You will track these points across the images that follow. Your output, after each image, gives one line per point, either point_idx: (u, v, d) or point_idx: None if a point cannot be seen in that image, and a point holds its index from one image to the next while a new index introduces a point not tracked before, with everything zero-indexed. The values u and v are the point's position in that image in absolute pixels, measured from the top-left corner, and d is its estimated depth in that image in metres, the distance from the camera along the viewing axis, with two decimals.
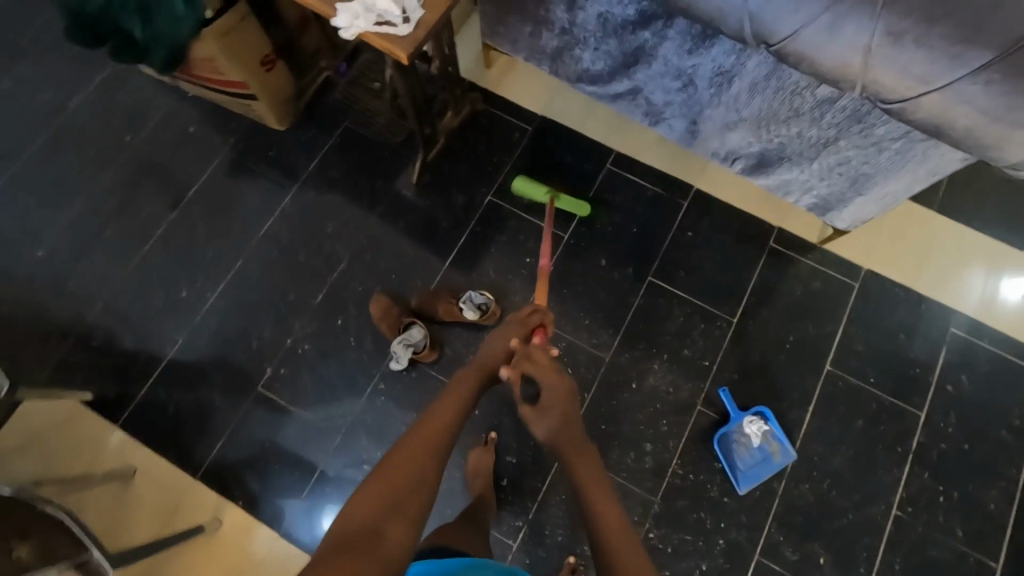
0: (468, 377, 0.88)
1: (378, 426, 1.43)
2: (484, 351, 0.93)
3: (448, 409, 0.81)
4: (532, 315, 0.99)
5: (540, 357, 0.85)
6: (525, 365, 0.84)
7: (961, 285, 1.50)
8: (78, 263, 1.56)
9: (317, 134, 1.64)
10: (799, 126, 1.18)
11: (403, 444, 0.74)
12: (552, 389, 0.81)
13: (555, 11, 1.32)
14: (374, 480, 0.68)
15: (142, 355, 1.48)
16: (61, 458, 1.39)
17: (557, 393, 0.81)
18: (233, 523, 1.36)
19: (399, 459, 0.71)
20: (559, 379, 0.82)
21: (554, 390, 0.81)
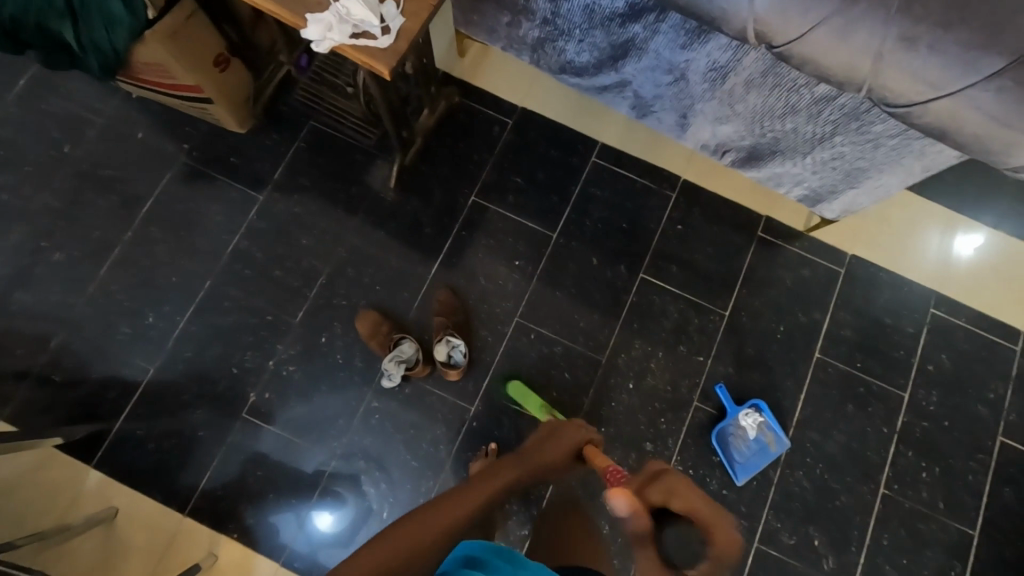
0: (512, 469, 0.93)
1: (375, 446, 1.38)
2: (536, 446, 0.98)
3: (475, 497, 0.87)
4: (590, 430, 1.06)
5: (692, 486, 0.83)
6: (687, 493, 0.81)
7: (918, 249, 1.55)
8: (25, 293, 1.42)
9: (282, 137, 1.52)
10: (795, 122, 1.15)
11: (418, 515, 0.82)
12: (711, 522, 0.78)
13: (537, 1, 1.23)
14: (375, 548, 0.76)
15: (110, 390, 1.38)
16: (34, 506, 1.30)
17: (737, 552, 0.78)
18: (231, 556, 1.31)
19: (403, 536, 0.78)
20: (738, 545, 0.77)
21: (720, 525, 0.78)
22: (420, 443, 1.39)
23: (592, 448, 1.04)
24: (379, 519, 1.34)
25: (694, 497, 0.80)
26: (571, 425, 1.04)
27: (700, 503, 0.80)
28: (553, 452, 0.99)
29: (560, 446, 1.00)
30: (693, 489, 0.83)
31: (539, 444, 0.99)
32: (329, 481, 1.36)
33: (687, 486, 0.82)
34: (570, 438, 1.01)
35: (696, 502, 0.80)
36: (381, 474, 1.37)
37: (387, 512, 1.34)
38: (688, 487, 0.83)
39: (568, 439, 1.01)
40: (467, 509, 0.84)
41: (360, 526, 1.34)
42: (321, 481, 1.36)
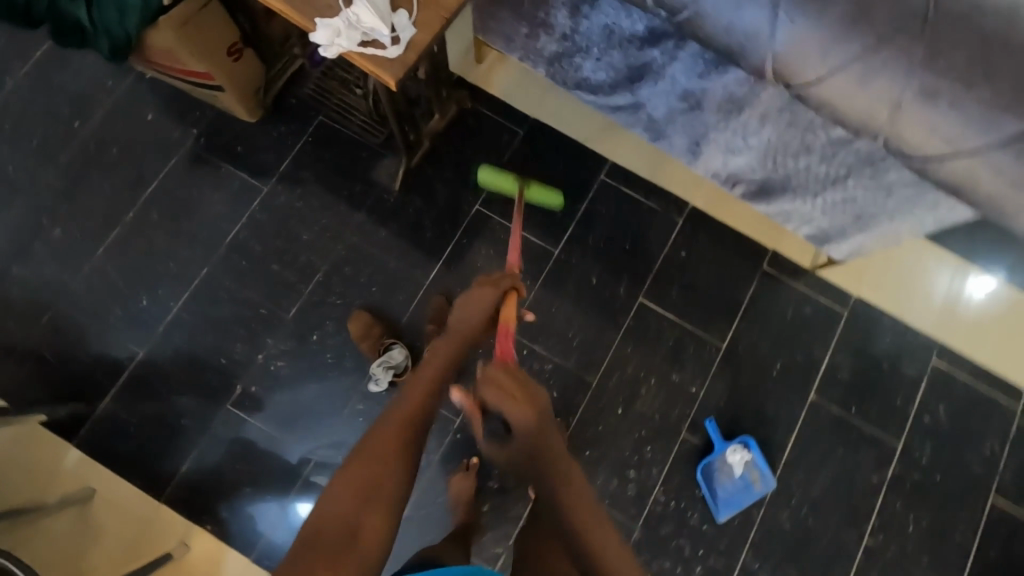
0: (450, 343, 0.94)
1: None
2: (461, 316, 0.97)
3: (422, 385, 0.85)
4: (505, 279, 0.99)
5: (522, 382, 0.78)
6: (512, 391, 0.77)
7: (926, 291, 1.51)
8: (21, 266, 1.42)
9: (289, 129, 1.51)
10: (808, 161, 1.13)
11: (380, 424, 0.79)
12: (519, 394, 0.78)
13: (556, 15, 1.21)
14: (343, 478, 0.73)
15: (97, 370, 1.38)
16: (11, 479, 1.30)
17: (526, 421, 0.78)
18: (203, 547, 1.30)
19: (367, 453, 0.75)
20: (529, 408, 0.77)
21: (534, 419, 0.78)
22: None
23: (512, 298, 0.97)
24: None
25: (514, 405, 0.77)
26: (484, 283, 0.98)
27: (525, 405, 0.77)
28: (474, 317, 0.96)
29: (477, 305, 0.96)
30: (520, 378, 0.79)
31: (459, 307, 0.97)
32: (311, 478, 1.35)
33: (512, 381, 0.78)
34: (486, 296, 0.97)
35: (522, 394, 0.78)
36: None
37: None
38: (515, 384, 0.78)
39: (485, 297, 0.96)
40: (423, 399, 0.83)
41: None
42: (300, 478, 1.35)
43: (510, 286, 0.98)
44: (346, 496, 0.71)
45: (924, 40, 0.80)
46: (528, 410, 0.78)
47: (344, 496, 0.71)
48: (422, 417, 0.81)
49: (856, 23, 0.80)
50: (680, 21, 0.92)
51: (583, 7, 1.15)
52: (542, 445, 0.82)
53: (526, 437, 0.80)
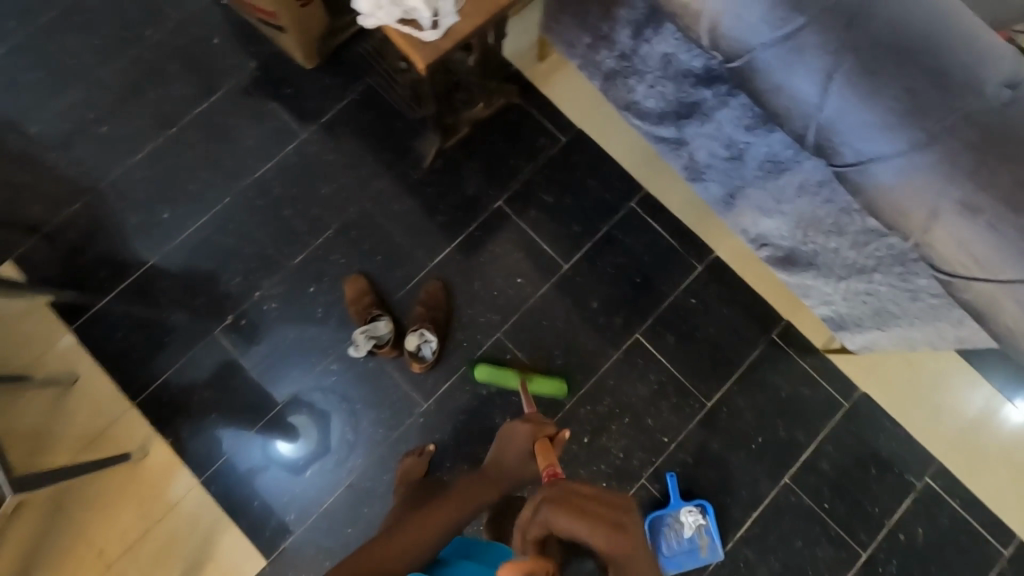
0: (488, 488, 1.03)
1: (328, 410, 1.39)
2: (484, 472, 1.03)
3: (439, 517, 0.96)
4: (544, 426, 0.97)
5: (588, 502, 0.76)
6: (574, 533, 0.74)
7: (938, 408, 1.42)
8: (64, 153, 1.49)
9: (339, 84, 1.53)
10: (838, 242, 1.06)
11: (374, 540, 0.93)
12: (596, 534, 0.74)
13: (619, 32, 1.18)
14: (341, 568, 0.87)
15: (108, 266, 1.44)
16: (7, 346, 1.38)
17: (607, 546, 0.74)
18: (159, 457, 1.36)
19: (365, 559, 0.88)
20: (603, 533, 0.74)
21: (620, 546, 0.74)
22: (364, 419, 1.39)
23: (546, 442, 0.94)
24: (302, 478, 1.36)
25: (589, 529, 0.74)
26: (519, 425, 0.98)
27: (605, 531, 0.74)
28: (518, 464, 0.99)
29: (519, 452, 0.98)
30: (576, 511, 0.75)
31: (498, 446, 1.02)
32: (279, 417, 1.39)
33: (568, 515, 0.74)
34: (522, 438, 0.97)
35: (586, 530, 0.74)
36: (318, 433, 1.38)
37: (310, 473, 1.37)
38: (571, 522, 0.74)
39: (516, 439, 0.98)
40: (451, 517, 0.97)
41: (281, 474, 1.37)
42: (269, 414, 1.39)
43: (551, 433, 0.96)
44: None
45: (978, 150, 0.74)
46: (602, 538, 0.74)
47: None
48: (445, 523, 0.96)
49: (911, 113, 0.75)
50: (731, 67, 0.87)
51: (645, 30, 1.10)
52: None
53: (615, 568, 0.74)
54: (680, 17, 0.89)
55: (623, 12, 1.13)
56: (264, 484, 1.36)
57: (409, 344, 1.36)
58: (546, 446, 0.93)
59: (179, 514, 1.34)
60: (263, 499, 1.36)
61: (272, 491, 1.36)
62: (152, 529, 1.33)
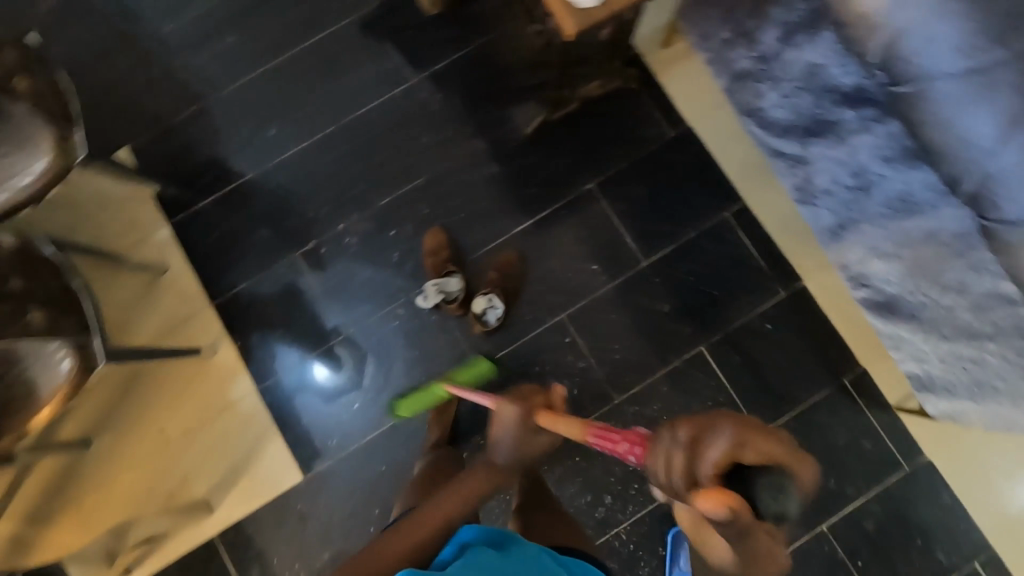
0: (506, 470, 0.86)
1: (365, 348, 1.44)
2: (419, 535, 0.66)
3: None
4: (536, 399, 0.77)
5: (763, 426, 0.55)
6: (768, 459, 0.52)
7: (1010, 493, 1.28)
8: (190, 56, 1.55)
9: (457, 36, 1.53)
10: (954, 300, 1.01)
11: None
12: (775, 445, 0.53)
13: (767, 33, 1.11)
14: None
15: (212, 171, 1.51)
16: (111, 227, 1.48)
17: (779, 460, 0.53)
18: (226, 357, 1.45)
19: None
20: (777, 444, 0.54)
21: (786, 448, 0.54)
22: (418, 367, 1.43)
23: (549, 414, 0.73)
24: (342, 403, 1.42)
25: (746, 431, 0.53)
26: (506, 401, 0.76)
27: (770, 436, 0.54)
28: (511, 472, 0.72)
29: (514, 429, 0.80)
30: (757, 440, 0.53)
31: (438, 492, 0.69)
32: (334, 349, 1.44)
33: (756, 437, 0.53)
34: (508, 425, 0.73)
35: (768, 455, 0.52)
36: (371, 372, 1.43)
37: (358, 406, 1.42)
38: (759, 452, 0.52)
39: (503, 421, 0.73)
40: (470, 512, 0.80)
41: (327, 401, 1.43)
42: (325, 344, 1.45)
43: (547, 403, 0.76)
44: None
45: None
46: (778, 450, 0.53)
47: None
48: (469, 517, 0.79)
49: None
50: (897, 94, 0.82)
51: (798, 36, 1.06)
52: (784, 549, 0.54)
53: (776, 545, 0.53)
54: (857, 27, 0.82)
55: (779, 12, 1.07)
56: (304, 404, 1.43)
57: (475, 306, 1.38)
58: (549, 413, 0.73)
59: (236, 414, 1.43)
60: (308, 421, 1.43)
61: (309, 413, 1.42)
62: (208, 422, 1.42)
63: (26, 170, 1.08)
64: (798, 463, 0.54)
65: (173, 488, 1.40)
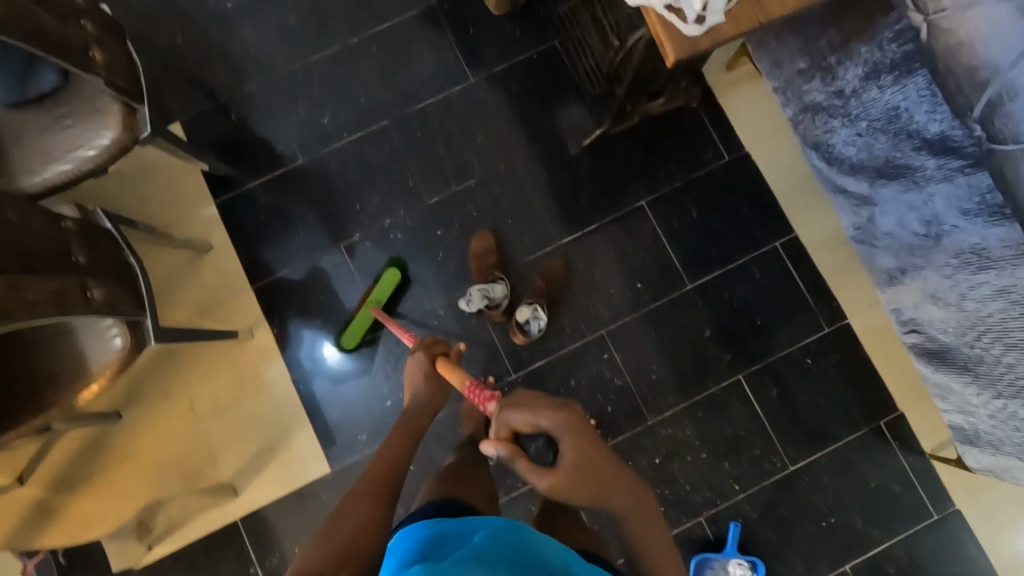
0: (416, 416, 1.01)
1: (401, 346, 1.43)
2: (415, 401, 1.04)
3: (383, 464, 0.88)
4: (435, 347, 1.12)
5: (544, 401, 0.80)
6: (536, 427, 0.80)
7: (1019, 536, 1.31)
8: (251, 34, 1.53)
9: (521, 37, 1.51)
10: (1017, 360, 1.00)
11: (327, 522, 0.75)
12: (532, 412, 0.80)
13: (848, 70, 1.11)
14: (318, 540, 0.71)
15: (263, 152, 1.50)
16: (158, 200, 1.47)
17: (537, 419, 0.79)
18: (262, 342, 1.44)
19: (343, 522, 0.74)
20: (532, 408, 0.80)
21: (542, 405, 0.80)
22: None
23: (444, 360, 1.07)
24: (349, 385, 1.42)
25: (512, 403, 0.82)
26: (415, 354, 1.09)
27: (529, 402, 0.81)
28: (426, 391, 1.05)
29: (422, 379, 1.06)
30: (529, 413, 0.80)
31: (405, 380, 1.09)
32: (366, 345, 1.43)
33: (533, 409, 0.80)
34: (422, 363, 1.07)
35: (537, 424, 0.79)
36: (406, 369, 1.42)
37: (391, 402, 1.42)
38: (529, 422, 0.80)
39: (417, 369, 1.07)
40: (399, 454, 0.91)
41: (359, 395, 1.42)
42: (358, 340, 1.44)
43: (444, 351, 1.12)
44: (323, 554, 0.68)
45: None
46: (535, 416, 0.79)
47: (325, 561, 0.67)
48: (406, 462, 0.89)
49: None
50: (994, 150, 0.81)
51: (885, 75, 1.05)
52: (574, 485, 0.76)
53: (567, 482, 0.76)
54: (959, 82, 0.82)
55: (865, 49, 1.07)
56: (317, 385, 1.43)
57: (520, 314, 1.36)
58: (442, 362, 1.07)
59: (267, 400, 1.42)
60: (339, 414, 1.42)
61: (320, 396, 1.42)
62: (238, 403, 1.42)
63: (89, 143, 1.08)
64: (568, 429, 0.78)
65: (198, 466, 1.40)
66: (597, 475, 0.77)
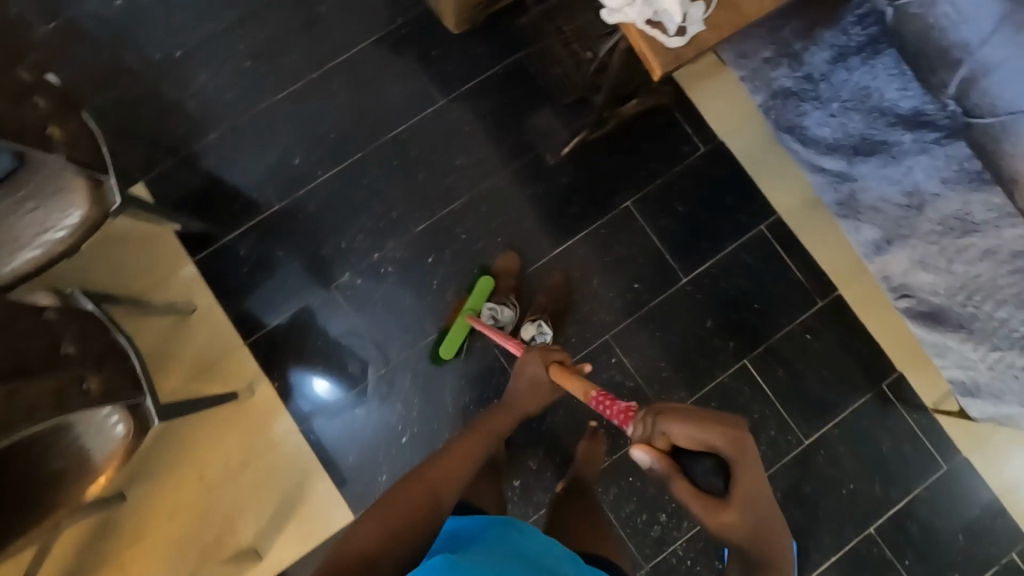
0: (502, 417, 1.00)
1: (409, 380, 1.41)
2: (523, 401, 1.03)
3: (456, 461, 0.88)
4: (554, 352, 1.06)
5: (714, 418, 0.76)
6: (704, 447, 0.76)
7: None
8: (206, 81, 1.48)
9: (485, 53, 1.49)
10: (1009, 312, 1.05)
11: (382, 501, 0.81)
12: (708, 427, 0.76)
13: (816, 54, 1.19)
14: (372, 515, 0.78)
15: (237, 203, 1.45)
16: (133, 267, 1.41)
17: (710, 437, 0.75)
18: (264, 397, 1.40)
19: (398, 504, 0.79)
20: (707, 422, 0.76)
21: (717, 423, 0.76)
22: (466, 396, 1.40)
23: (559, 366, 1.02)
24: (352, 414, 1.39)
25: (681, 416, 0.78)
26: (529, 355, 1.06)
27: (702, 417, 0.77)
28: (529, 390, 1.04)
29: (531, 376, 1.04)
30: (698, 429, 0.76)
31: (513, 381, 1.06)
32: (373, 385, 1.40)
33: (703, 426, 0.76)
34: (537, 364, 1.03)
35: (706, 442, 0.76)
36: (418, 403, 1.40)
37: (406, 439, 1.39)
38: (696, 439, 0.76)
39: (530, 366, 1.04)
40: (444, 482, 0.84)
41: (373, 437, 1.39)
42: (364, 382, 1.41)
43: (561, 358, 1.06)
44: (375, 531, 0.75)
45: None
46: (710, 433, 0.75)
47: (373, 537, 0.74)
48: (441, 499, 0.82)
49: None
50: (972, 123, 1.04)
51: (852, 58, 1.16)
52: (740, 516, 0.73)
53: (736, 516, 0.73)
54: None
55: (830, 35, 1.17)
56: (321, 425, 1.39)
57: (525, 333, 1.36)
58: (559, 370, 1.02)
59: (278, 456, 1.38)
60: (355, 459, 1.38)
61: (328, 442, 1.39)
62: (250, 464, 1.37)
63: (58, 224, 1.03)
64: (740, 452, 0.74)
65: (216, 534, 1.34)
66: (759, 509, 0.74)
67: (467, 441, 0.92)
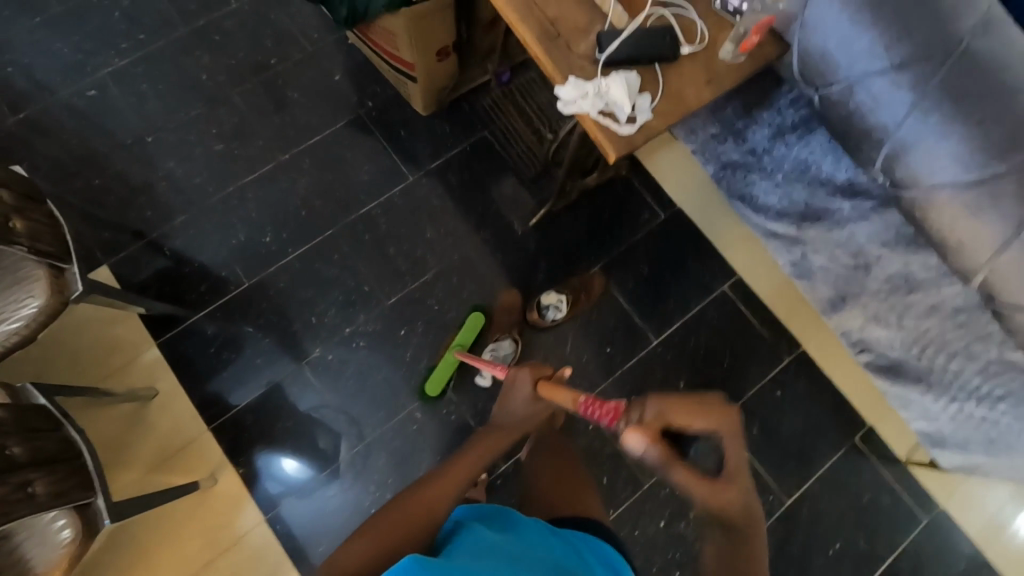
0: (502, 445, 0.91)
1: (384, 459, 1.36)
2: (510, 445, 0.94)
3: (461, 471, 0.84)
4: (541, 367, 0.96)
5: (703, 399, 0.68)
6: (696, 424, 0.66)
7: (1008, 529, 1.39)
8: (175, 164, 1.50)
9: (453, 133, 1.57)
10: (961, 365, 1.10)
11: (387, 505, 0.78)
12: (705, 404, 0.67)
13: (756, 131, 1.27)
14: (367, 533, 0.74)
15: (204, 283, 1.44)
16: (91, 354, 1.36)
17: (705, 412, 0.67)
18: (227, 487, 1.32)
19: (397, 515, 0.76)
20: (699, 400, 0.67)
21: (710, 403, 0.68)
22: None
23: (547, 382, 0.93)
24: (322, 497, 1.33)
25: (667, 397, 0.68)
26: (515, 371, 0.95)
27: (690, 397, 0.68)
28: (524, 414, 0.94)
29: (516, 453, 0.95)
30: (690, 405, 0.67)
31: (504, 401, 0.95)
32: (344, 465, 1.35)
33: (695, 407, 0.67)
34: (525, 384, 0.93)
35: (701, 419, 0.66)
36: (393, 482, 1.34)
37: None
38: (691, 417, 0.66)
39: (521, 390, 0.93)
40: (444, 494, 0.79)
41: (347, 520, 1.31)
42: (335, 463, 1.35)
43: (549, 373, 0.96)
44: (367, 552, 0.72)
45: None
46: (706, 412, 0.67)
47: (366, 554, 0.71)
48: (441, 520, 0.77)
49: None
50: (902, 194, 1.00)
51: (789, 135, 1.23)
52: (739, 496, 0.65)
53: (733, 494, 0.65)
54: (859, 139, 1.02)
55: (768, 114, 1.25)
56: (290, 510, 1.32)
57: (545, 299, 1.44)
58: (546, 383, 0.93)
59: (243, 552, 1.28)
60: (327, 546, 1.30)
61: (298, 531, 1.31)
62: (213, 559, 1.28)
63: (14, 314, 1.00)
64: (730, 429, 0.67)
65: None
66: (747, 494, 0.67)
67: (469, 454, 0.86)
